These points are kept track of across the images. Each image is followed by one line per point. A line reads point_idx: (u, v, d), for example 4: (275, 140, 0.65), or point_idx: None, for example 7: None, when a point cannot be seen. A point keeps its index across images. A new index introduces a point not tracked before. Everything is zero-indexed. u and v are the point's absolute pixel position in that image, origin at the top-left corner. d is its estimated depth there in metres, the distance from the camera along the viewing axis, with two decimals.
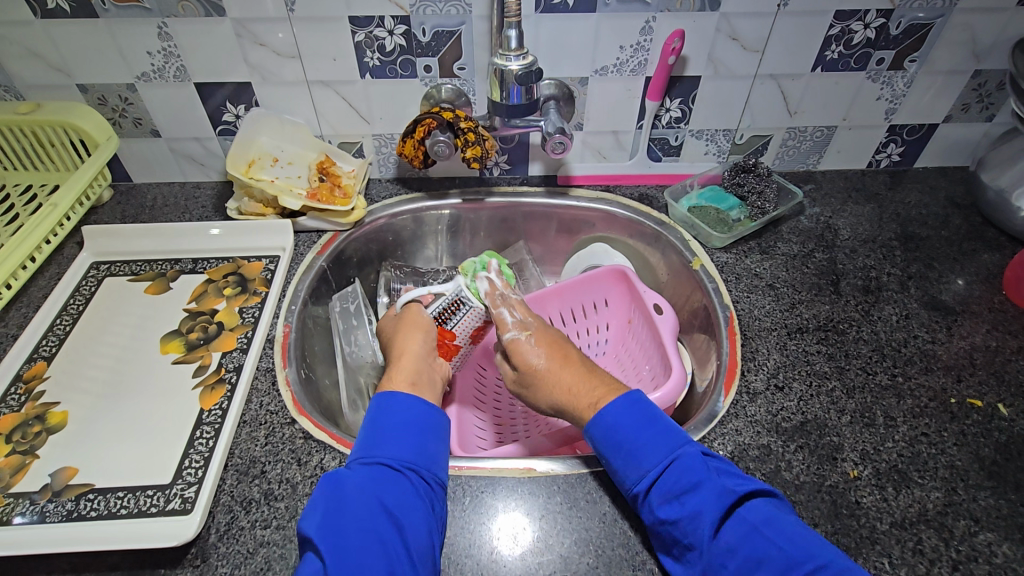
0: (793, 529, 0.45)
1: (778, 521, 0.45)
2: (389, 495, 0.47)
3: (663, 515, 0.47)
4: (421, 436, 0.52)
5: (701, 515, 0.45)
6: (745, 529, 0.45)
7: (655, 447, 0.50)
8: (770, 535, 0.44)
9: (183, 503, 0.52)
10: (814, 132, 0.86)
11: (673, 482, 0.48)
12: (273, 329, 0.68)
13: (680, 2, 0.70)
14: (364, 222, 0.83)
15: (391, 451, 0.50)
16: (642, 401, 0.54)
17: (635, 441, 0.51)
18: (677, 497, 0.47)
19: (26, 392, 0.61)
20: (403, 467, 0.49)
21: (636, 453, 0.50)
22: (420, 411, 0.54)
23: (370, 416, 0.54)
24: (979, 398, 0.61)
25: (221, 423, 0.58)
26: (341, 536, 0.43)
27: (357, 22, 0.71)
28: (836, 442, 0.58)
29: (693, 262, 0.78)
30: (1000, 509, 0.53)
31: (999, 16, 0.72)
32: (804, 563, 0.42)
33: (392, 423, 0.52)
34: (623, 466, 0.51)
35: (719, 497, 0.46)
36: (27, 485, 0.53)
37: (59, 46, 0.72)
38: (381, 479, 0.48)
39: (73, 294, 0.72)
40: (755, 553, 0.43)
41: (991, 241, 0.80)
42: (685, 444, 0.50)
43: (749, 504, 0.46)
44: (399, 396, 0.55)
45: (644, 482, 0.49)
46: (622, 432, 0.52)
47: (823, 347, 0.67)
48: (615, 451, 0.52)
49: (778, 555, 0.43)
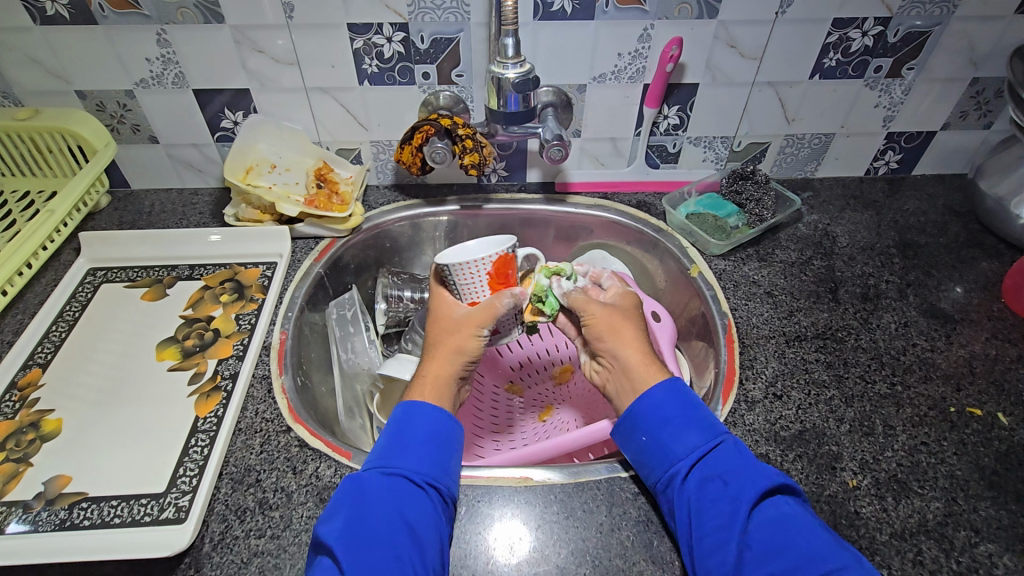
0: (820, 530, 0.45)
1: (809, 519, 0.46)
2: (408, 509, 0.46)
3: (703, 491, 0.48)
4: (443, 452, 0.51)
5: (742, 495, 0.46)
6: (779, 516, 0.46)
7: (702, 427, 0.51)
8: (800, 529, 0.45)
9: (177, 512, 0.51)
10: (812, 139, 0.86)
11: (717, 463, 0.49)
12: (269, 336, 0.68)
13: (678, 9, 0.70)
14: (362, 228, 0.83)
15: (411, 463, 0.49)
16: (688, 389, 0.55)
17: (683, 420, 0.52)
18: (720, 477, 0.48)
19: (21, 400, 0.61)
20: (424, 482, 0.48)
21: (682, 430, 0.51)
22: (442, 424, 0.52)
23: (391, 423, 0.53)
24: (979, 407, 0.61)
25: (216, 431, 0.58)
26: (358, 543, 0.43)
27: (356, 29, 0.71)
28: (835, 452, 0.57)
29: (691, 268, 0.78)
30: (1000, 519, 0.53)
31: (997, 24, 0.72)
32: (833, 554, 0.43)
33: (414, 435, 0.51)
34: (666, 440, 0.51)
35: (760, 481, 0.47)
36: (19, 493, 0.53)
37: (57, 53, 0.72)
38: (401, 492, 0.47)
39: (69, 300, 0.71)
40: (788, 537, 0.44)
41: (989, 249, 0.80)
42: (726, 432, 0.52)
43: (782, 496, 0.47)
44: (424, 406, 0.53)
45: (688, 459, 0.50)
46: (671, 409, 0.52)
47: (822, 356, 0.66)
48: (660, 427, 0.52)
49: (809, 544, 0.43)
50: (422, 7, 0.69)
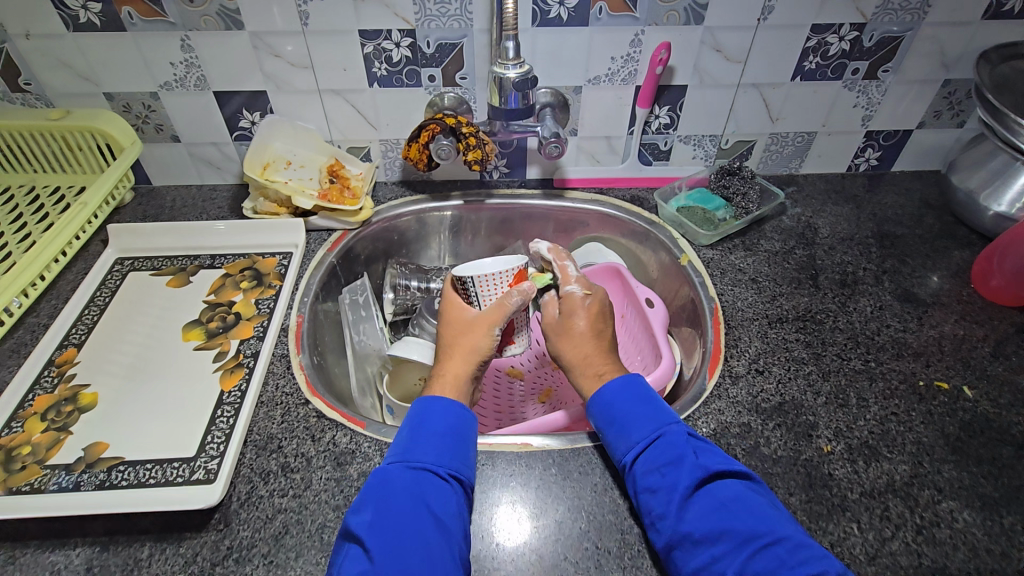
0: (760, 510, 0.47)
1: (746, 499, 0.48)
2: (432, 498, 0.49)
3: (645, 482, 0.52)
4: (460, 445, 0.55)
5: (676, 483, 0.49)
6: (715, 501, 0.48)
7: (645, 422, 0.55)
8: (736, 511, 0.47)
9: (207, 474, 0.56)
10: (796, 137, 0.91)
11: (657, 453, 0.52)
12: (287, 318, 0.73)
13: (667, 16, 0.76)
14: (372, 221, 0.88)
15: (433, 457, 0.52)
16: (640, 382, 0.59)
17: (628, 417, 0.56)
18: (659, 467, 0.51)
19: (59, 375, 0.65)
20: (447, 474, 0.52)
21: (627, 427, 0.55)
22: (459, 418, 0.57)
23: (411, 417, 0.57)
24: (946, 381, 0.66)
25: (240, 403, 0.62)
26: (389, 530, 0.47)
27: (367, 35, 0.76)
28: (812, 421, 0.62)
29: (681, 258, 0.83)
30: (962, 480, 0.57)
31: (964, 29, 0.78)
32: (764, 536, 0.45)
33: (433, 430, 0.55)
34: (615, 437, 0.56)
35: (693, 469, 0.50)
36: (61, 458, 0.58)
37: (89, 57, 0.78)
38: (425, 482, 0.50)
39: (100, 287, 0.76)
40: (719, 522, 0.46)
41: (962, 239, 0.85)
42: (673, 424, 0.55)
43: (723, 481, 0.50)
44: (441, 400, 0.58)
45: (631, 454, 0.54)
46: (618, 406, 0.57)
47: (802, 336, 0.71)
48: (609, 424, 0.57)
49: (739, 527, 0.45)
50: (429, 14, 0.74)
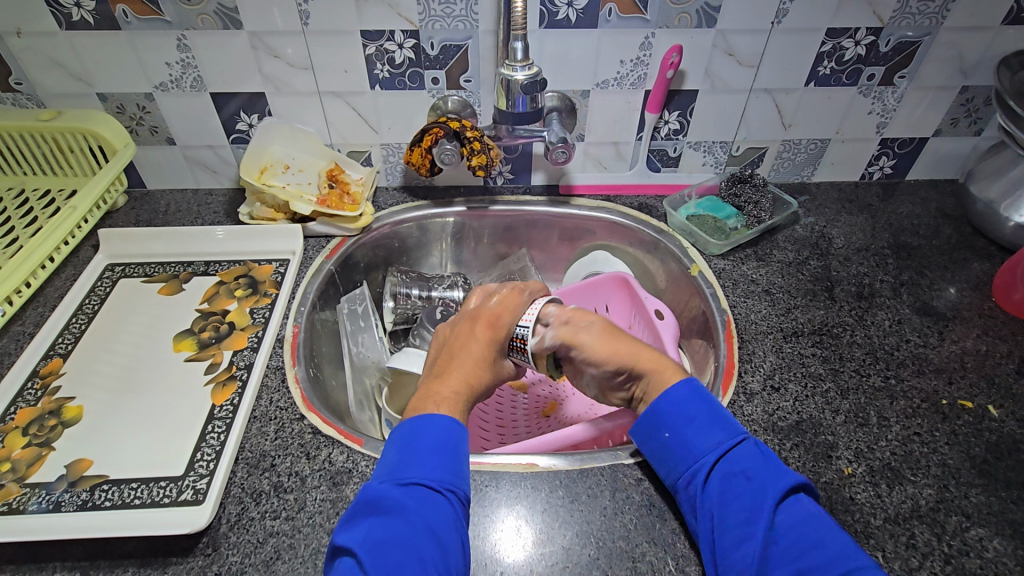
0: (839, 529, 0.46)
1: (826, 517, 0.47)
2: (426, 515, 0.46)
3: (725, 487, 0.48)
4: (455, 457, 0.50)
5: (766, 491, 0.47)
6: (803, 513, 0.46)
7: (724, 426, 0.52)
8: (823, 527, 0.45)
9: (195, 494, 0.53)
10: (809, 144, 0.88)
11: (740, 460, 0.49)
12: (282, 329, 0.70)
13: (678, 19, 0.73)
14: (372, 228, 0.85)
15: (424, 471, 0.48)
16: (704, 387, 0.55)
17: (707, 419, 0.52)
18: (743, 472, 0.49)
19: (43, 388, 0.63)
20: (441, 487, 0.48)
21: (705, 428, 0.51)
22: (452, 433, 0.51)
23: (398, 436, 0.51)
24: (970, 400, 0.63)
25: (232, 418, 0.60)
26: (382, 546, 0.44)
27: (368, 36, 0.74)
28: (831, 441, 0.59)
29: (691, 268, 0.80)
30: (990, 506, 0.54)
31: (984, 34, 0.75)
32: (856, 555, 0.43)
33: (424, 443, 0.50)
34: (691, 436, 0.52)
35: (782, 480, 0.48)
36: (42, 476, 0.55)
37: (81, 57, 0.75)
38: (418, 499, 0.46)
39: (89, 294, 0.74)
40: (810, 537, 0.44)
41: (981, 250, 0.82)
42: (745, 433, 0.52)
43: (804, 496, 0.48)
44: (437, 419, 0.52)
45: (710, 455, 0.50)
46: (696, 406, 0.53)
47: (818, 350, 0.68)
48: (685, 422, 0.52)
49: (833, 543, 0.44)
50: (433, 15, 0.72)
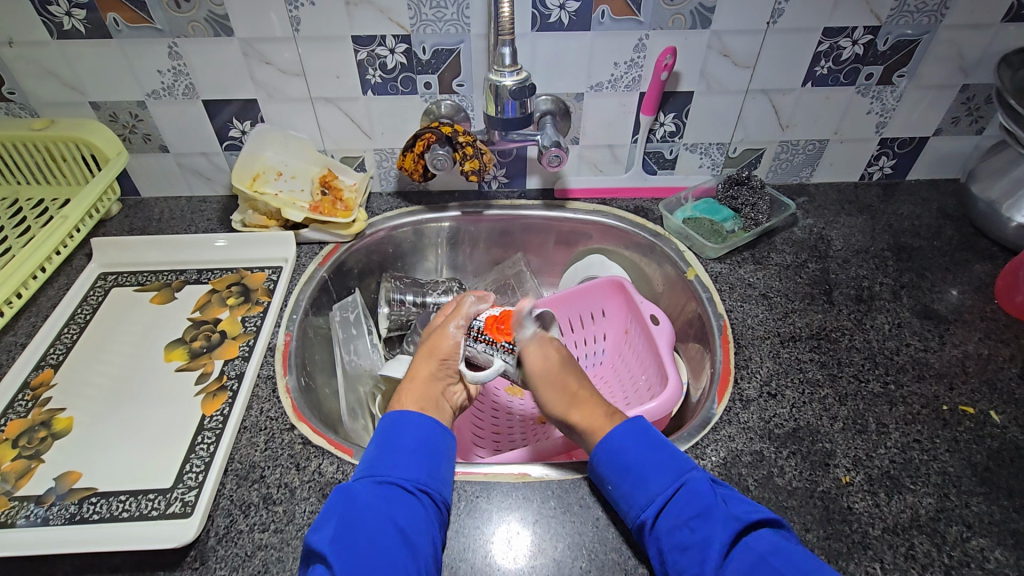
0: (801, 559, 0.43)
1: (789, 550, 0.44)
2: (400, 516, 0.47)
3: (670, 541, 0.47)
4: (433, 457, 0.53)
5: (710, 540, 0.45)
6: (752, 558, 0.44)
7: (664, 471, 0.50)
8: (775, 564, 0.43)
9: (184, 507, 0.53)
10: (807, 145, 0.87)
11: (680, 509, 0.48)
12: (274, 337, 0.69)
13: (672, 20, 0.72)
14: (365, 233, 0.85)
15: (401, 472, 0.50)
16: (647, 427, 0.55)
17: (643, 464, 0.51)
18: (686, 523, 0.47)
19: (33, 399, 0.62)
20: (416, 489, 0.49)
21: (645, 476, 0.51)
22: (434, 433, 0.54)
23: (381, 431, 0.54)
24: (971, 406, 0.62)
25: (222, 429, 0.59)
26: (352, 548, 0.44)
27: (360, 41, 0.73)
28: (829, 449, 0.58)
29: (687, 272, 0.79)
30: (992, 515, 0.53)
31: (985, 31, 0.74)
32: None
33: (403, 444, 0.52)
34: (630, 490, 0.51)
35: (726, 523, 0.46)
36: (31, 489, 0.54)
37: (73, 66, 0.75)
38: (391, 498, 0.48)
39: (81, 303, 0.74)
40: None
41: (983, 251, 0.81)
42: (694, 470, 0.51)
43: (756, 531, 0.46)
44: (414, 416, 0.55)
45: (651, 508, 0.49)
46: (634, 454, 0.52)
47: (816, 355, 0.67)
48: (623, 474, 0.52)
49: None
50: (425, 19, 0.71)
